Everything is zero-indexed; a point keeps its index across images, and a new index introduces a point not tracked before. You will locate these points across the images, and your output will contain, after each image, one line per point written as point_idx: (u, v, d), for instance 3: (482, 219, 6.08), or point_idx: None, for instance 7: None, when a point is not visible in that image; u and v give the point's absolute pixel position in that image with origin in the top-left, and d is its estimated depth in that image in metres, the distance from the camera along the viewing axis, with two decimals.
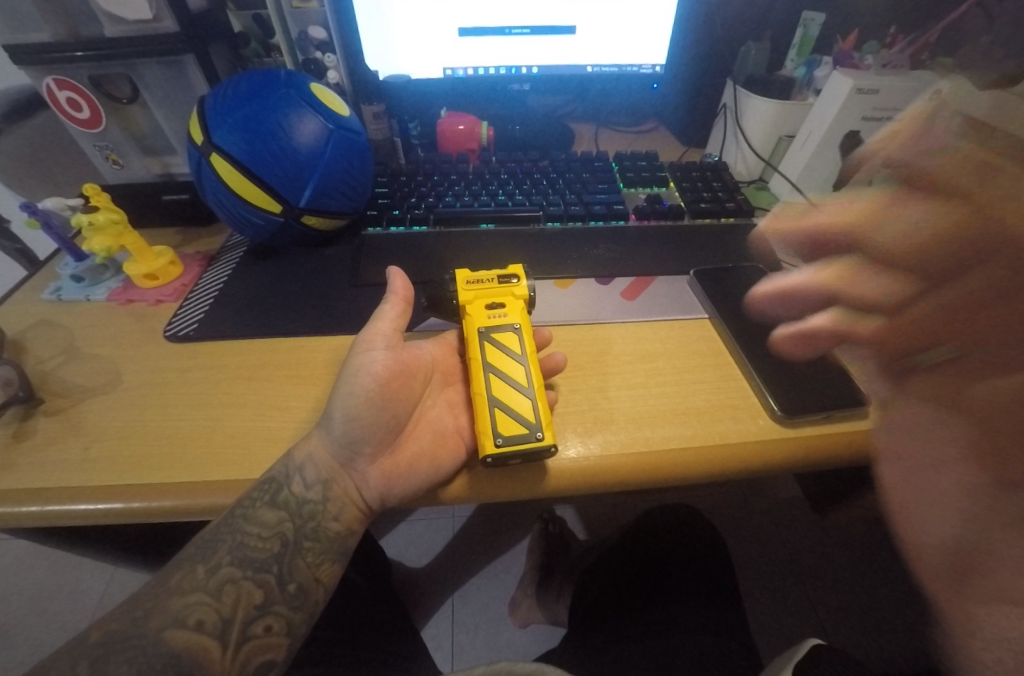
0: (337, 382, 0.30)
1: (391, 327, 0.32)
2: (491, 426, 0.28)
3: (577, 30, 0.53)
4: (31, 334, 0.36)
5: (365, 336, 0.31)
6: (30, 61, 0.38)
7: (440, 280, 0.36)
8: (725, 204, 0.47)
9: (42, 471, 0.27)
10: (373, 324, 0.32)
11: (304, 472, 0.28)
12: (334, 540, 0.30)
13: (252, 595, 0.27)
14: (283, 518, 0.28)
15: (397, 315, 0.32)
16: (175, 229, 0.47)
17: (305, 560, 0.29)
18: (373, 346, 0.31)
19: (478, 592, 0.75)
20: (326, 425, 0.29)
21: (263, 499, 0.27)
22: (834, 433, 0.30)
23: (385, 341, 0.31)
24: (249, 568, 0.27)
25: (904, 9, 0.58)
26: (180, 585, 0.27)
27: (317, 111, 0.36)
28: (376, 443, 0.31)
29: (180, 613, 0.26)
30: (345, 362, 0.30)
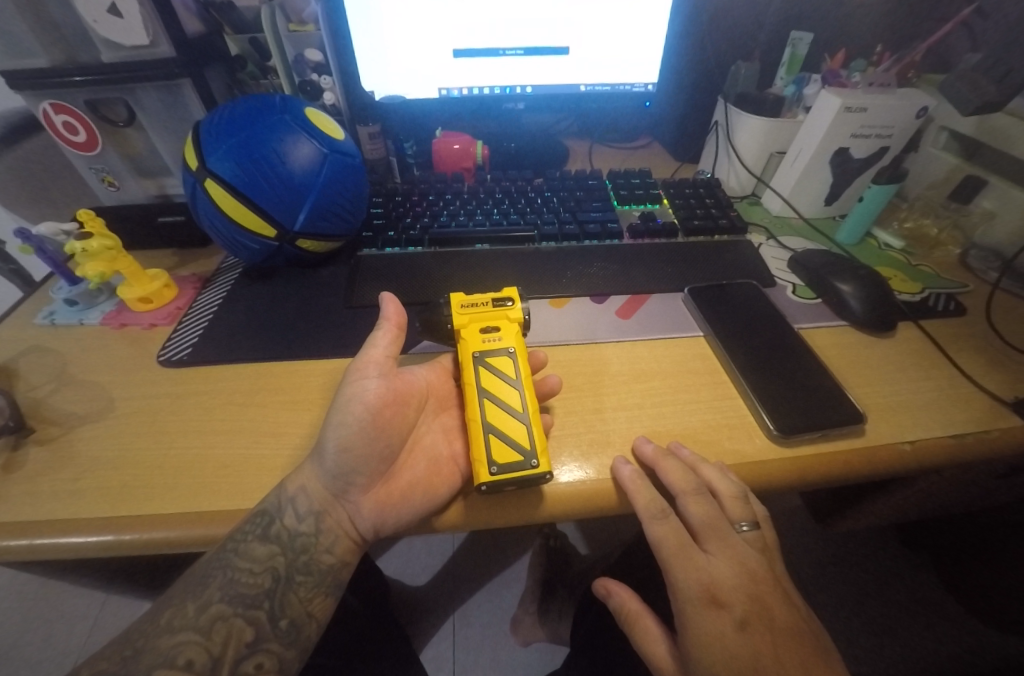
0: (330, 410, 0.29)
1: (385, 354, 0.32)
2: (486, 452, 0.28)
3: (570, 50, 0.54)
4: (23, 359, 0.36)
5: (359, 364, 0.31)
6: (27, 86, 0.38)
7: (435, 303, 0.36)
8: (719, 221, 0.48)
9: (31, 503, 0.27)
10: (366, 351, 0.31)
11: (297, 503, 0.28)
12: (327, 573, 0.29)
13: (244, 632, 0.27)
14: (275, 552, 0.28)
15: (392, 342, 0.32)
16: (171, 251, 0.47)
17: (298, 595, 0.28)
18: (368, 374, 0.30)
19: (478, 611, 0.74)
20: (319, 454, 0.29)
21: (255, 531, 0.27)
22: (831, 452, 0.30)
23: (380, 368, 0.31)
24: (240, 606, 0.27)
25: (889, 28, 0.59)
26: (172, 620, 0.26)
27: (312, 135, 0.37)
28: (369, 474, 0.30)
29: (171, 652, 0.25)
30: (338, 390, 0.30)
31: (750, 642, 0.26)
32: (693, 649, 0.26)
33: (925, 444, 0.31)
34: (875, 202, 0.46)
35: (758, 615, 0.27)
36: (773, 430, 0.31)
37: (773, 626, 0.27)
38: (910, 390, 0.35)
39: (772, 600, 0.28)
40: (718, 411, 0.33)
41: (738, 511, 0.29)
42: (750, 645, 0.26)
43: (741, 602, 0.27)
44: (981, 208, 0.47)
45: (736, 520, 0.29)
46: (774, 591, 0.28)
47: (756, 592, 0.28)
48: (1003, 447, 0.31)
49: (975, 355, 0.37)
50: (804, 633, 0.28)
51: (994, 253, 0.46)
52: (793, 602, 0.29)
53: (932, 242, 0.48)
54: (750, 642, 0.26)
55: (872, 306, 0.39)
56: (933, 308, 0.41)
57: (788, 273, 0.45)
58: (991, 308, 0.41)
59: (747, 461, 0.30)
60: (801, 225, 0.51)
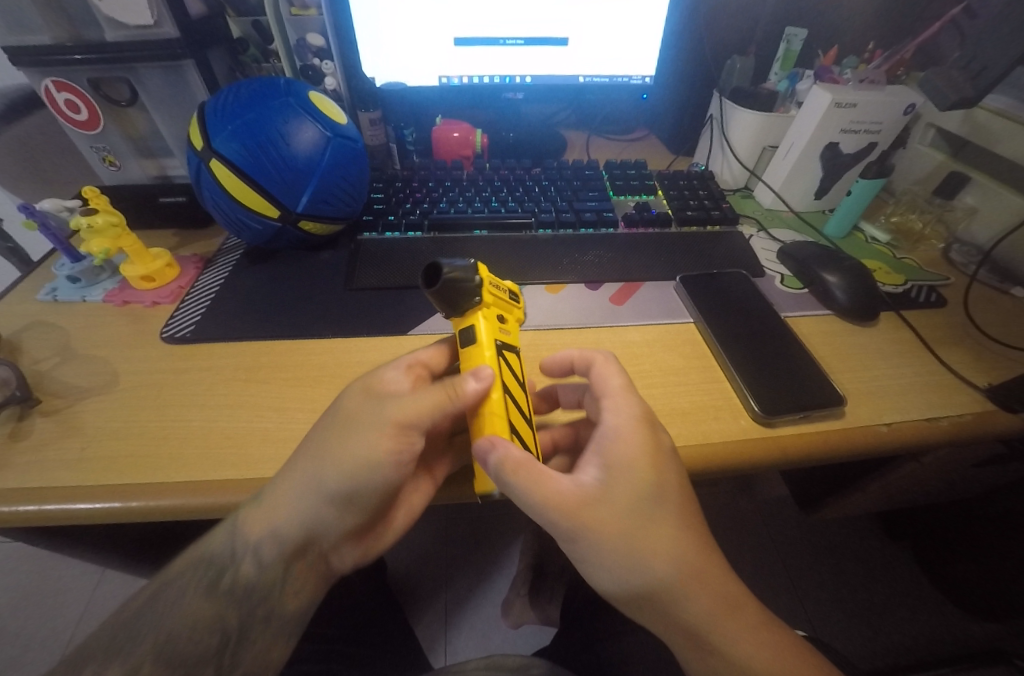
0: (337, 465, 0.26)
1: (413, 407, 0.26)
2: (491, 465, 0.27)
3: (569, 41, 0.54)
4: (27, 334, 0.36)
5: (384, 420, 0.26)
6: (29, 63, 0.38)
7: (438, 260, 0.26)
8: (711, 212, 0.49)
9: (39, 470, 0.28)
10: (385, 412, 0.26)
11: (247, 555, 0.28)
12: (315, 561, 0.31)
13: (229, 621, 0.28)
14: (220, 609, 0.28)
15: (431, 399, 0.26)
16: (172, 232, 0.47)
17: (252, 649, 0.29)
18: (391, 436, 0.26)
19: (471, 593, 0.75)
20: (314, 503, 0.27)
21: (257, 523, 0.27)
22: (812, 431, 0.31)
23: (403, 422, 0.26)
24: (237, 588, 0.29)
25: (879, 27, 0.60)
26: (175, 595, 0.29)
27: (315, 118, 0.37)
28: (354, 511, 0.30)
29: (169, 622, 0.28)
30: (350, 442, 0.26)
31: (609, 498, 0.25)
32: (569, 493, 0.25)
33: (900, 426, 0.32)
34: (863, 197, 0.48)
35: (642, 482, 0.26)
36: (757, 411, 0.32)
37: (655, 477, 0.26)
38: (889, 374, 0.36)
39: (675, 481, 0.27)
40: (706, 392, 0.34)
41: (628, 388, 0.29)
42: (610, 501, 0.25)
43: (619, 457, 0.26)
44: (964, 204, 0.49)
45: (630, 395, 0.29)
46: (664, 450, 0.27)
47: (662, 473, 0.26)
48: (974, 429, 0.33)
49: (953, 344, 0.39)
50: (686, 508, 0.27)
51: (976, 247, 0.47)
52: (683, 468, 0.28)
53: (917, 237, 0.49)
54: (612, 497, 0.25)
55: (857, 296, 0.40)
56: (916, 300, 0.43)
57: (777, 264, 0.46)
58: (969, 299, 0.43)
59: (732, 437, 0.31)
60: (793, 218, 0.53)
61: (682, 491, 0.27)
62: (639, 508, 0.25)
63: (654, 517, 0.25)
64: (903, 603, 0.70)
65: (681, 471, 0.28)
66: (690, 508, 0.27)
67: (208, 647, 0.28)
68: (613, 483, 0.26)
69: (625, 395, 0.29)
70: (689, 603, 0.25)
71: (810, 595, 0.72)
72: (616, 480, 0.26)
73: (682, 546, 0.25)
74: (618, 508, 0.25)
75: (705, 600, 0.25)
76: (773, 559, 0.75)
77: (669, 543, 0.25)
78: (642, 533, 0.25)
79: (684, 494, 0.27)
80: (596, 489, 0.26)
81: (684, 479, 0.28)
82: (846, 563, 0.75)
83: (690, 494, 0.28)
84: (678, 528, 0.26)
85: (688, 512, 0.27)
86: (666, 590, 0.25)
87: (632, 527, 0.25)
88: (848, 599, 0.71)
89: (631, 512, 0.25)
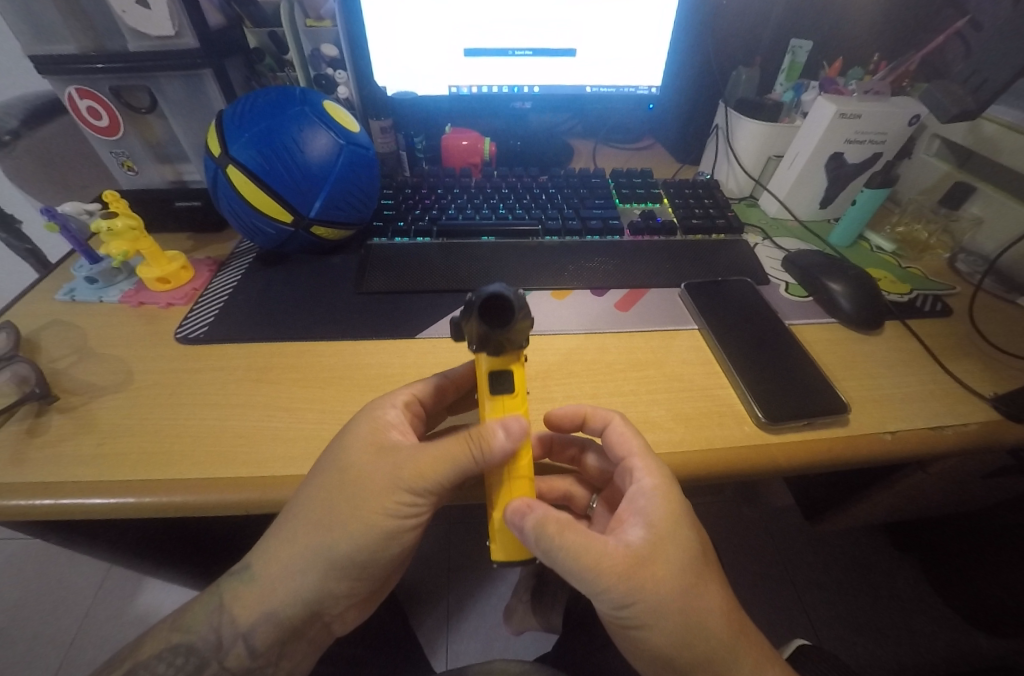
0: (349, 512, 0.27)
1: (432, 461, 0.27)
2: (505, 536, 0.28)
3: (576, 52, 0.55)
4: (45, 333, 0.37)
5: (401, 469, 0.27)
6: (55, 71, 0.40)
7: (494, 297, 0.23)
8: (716, 220, 0.49)
9: (55, 465, 0.28)
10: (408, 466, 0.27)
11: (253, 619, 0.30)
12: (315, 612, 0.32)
13: (226, 659, 0.30)
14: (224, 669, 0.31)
15: (451, 449, 0.26)
16: (187, 235, 0.49)
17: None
18: (406, 485, 0.27)
19: (473, 599, 0.75)
20: (326, 548, 0.28)
21: (275, 559, 0.29)
22: (815, 438, 0.32)
23: (422, 475, 0.27)
24: (240, 623, 0.30)
25: (884, 39, 0.61)
26: (195, 614, 0.31)
27: (329, 126, 0.38)
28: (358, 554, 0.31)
29: (181, 636, 0.31)
30: (366, 489, 0.27)
31: (655, 558, 0.26)
32: (617, 559, 0.25)
33: (905, 434, 0.32)
34: (868, 206, 0.48)
35: (680, 542, 0.27)
36: (761, 417, 0.32)
37: (689, 534, 0.27)
38: (894, 383, 0.36)
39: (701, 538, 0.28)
40: (710, 398, 0.34)
41: (651, 447, 0.30)
42: (656, 562, 0.26)
43: (659, 518, 0.27)
44: (969, 214, 0.49)
45: (654, 454, 0.29)
46: (689, 506, 0.29)
47: (693, 531, 0.28)
48: (980, 438, 0.33)
49: (959, 353, 0.39)
50: (712, 563, 0.28)
51: (982, 257, 0.47)
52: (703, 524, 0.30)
53: (922, 246, 0.49)
54: (657, 558, 0.26)
55: (862, 305, 0.40)
56: (921, 309, 0.43)
57: (782, 272, 0.47)
58: (975, 308, 0.43)
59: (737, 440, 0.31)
60: (798, 227, 0.53)
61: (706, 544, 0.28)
62: (682, 567, 0.26)
63: (695, 574, 0.26)
64: (910, 617, 0.69)
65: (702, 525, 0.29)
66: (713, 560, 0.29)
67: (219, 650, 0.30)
68: (656, 544, 0.26)
69: (651, 453, 0.29)
70: (726, 651, 0.27)
71: (816, 607, 0.71)
72: (659, 543, 0.26)
73: (718, 602, 0.27)
74: (668, 572, 0.25)
75: (740, 651, 0.27)
76: (778, 570, 0.75)
77: (705, 596, 0.26)
78: (687, 591, 0.26)
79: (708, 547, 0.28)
80: (645, 552, 0.26)
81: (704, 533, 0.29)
82: (852, 575, 0.74)
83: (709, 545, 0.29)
84: (713, 582, 0.27)
85: (713, 565, 0.28)
86: (710, 650, 0.26)
87: (678, 587, 0.26)
88: (855, 613, 0.70)
89: (676, 574, 0.26)
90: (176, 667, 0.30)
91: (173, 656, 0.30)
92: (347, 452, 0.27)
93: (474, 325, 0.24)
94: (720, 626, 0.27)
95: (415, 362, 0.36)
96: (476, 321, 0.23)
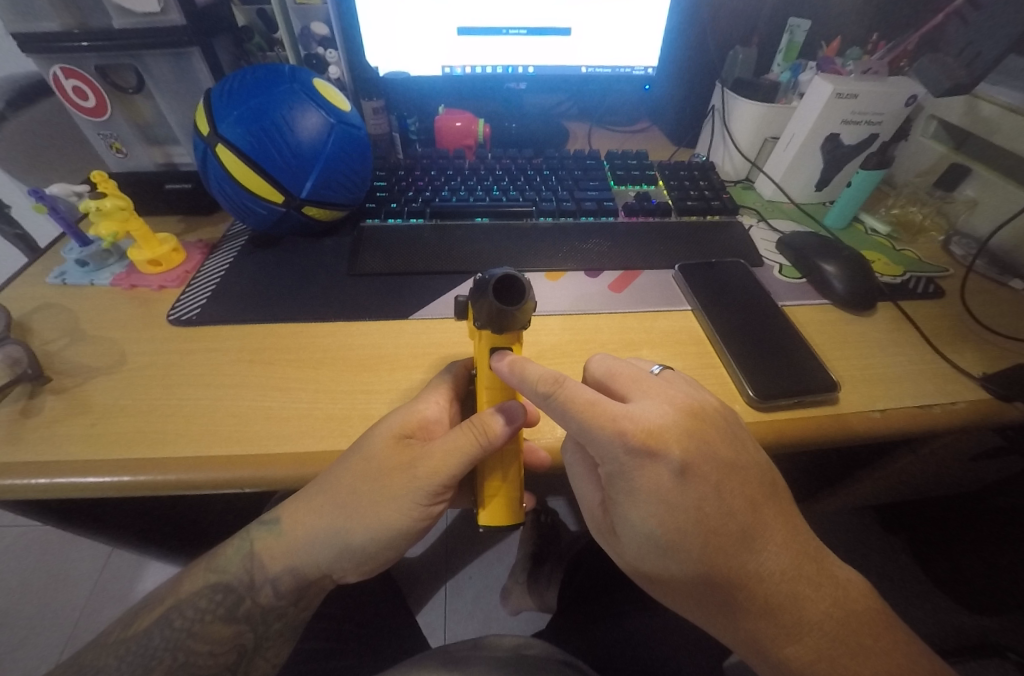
0: (366, 503, 0.29)
1: (445, 457, 0.28)
2: (492, 503, 0.30)
3: (572, 31, 0.54)
4: (36, 316, 0.37)
5: (421, 464, 0.28)
6: (37, 49, 0.39)
7: (513, 278, 0.24)
8: (711, 202, 0.49)
9: (50, 444, 0.28)
10: (429, 453, 0.28)
11: (263, 585, 0.32)
12: (326, 589, 0.34)
13: (259, 596, 0.32)
14: (230, 638, 0.32)
15: (457, 442, 0.28)
16: (178, 218, 0.48)
17: (264, 658, 0.34)
18: (421, 478, 0.28)
19: (470, 581, 0.76)
20: (343, 528, 0.30)
21: (300, 522, 0.31)
22: (805, 416, 0.32)
23: (439, 475, 0.28)
24: (269, 575, 0.32)
25: (883, 18, 0.60)
26: (228, 556, 0.33)
27: (319, 105, 0.38)
28: (362, 560, 0.32)
29: (217, 579, 0.32)
30: (384, 484, 0.28)
31: (627, 511, 0.27)
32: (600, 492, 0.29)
33: (894, 412, 0.33)
34: (863, 188, 0.48)
35: (648, 506, 0.25)
36: (751, 395, 0.32)
37: (662, 501, 0.25)
38: (884, 363, 0.37)
39: (699, 506, 0.25)
40: (702, 377, 0.35)
41: (602, 413, 0.24)
42: (627, 513, 0.27)
43: (623, 481, 0.26)
44: (964, 196, 0.49)
45: (598, 425, 0.24)
46: (667, 479, 0.25)
47: (669, 502, 0.25)
48: (969, 416, 0.33)
49: (951, 335, 0.39)
50: (721, 523, 0.25)
51: (975, 239, 0.47)
52: (709, 481, 0.25)
53: (916, 228, 0.49)
54: (628, 511, 0.27)
55: (854, 286, 0.40)
56: (913, 291, 0.43)
57: (776, 254, 0.47)
58: (967, 290, 0.43)
59: (724, 403, 0.29)
60: (793, 209, 0.53)
61: (709, 510, 0.25)
62: (654, 524, 0.26)
63: (672, 535, 0.26)
64: None
65: (709, 492, 0.25)
66: (729, 525, 0.26)
67: (220, 607, 0.32)
68: (628, 503, 0.26)
69: (591, 424, 0.24)
70: (726, 593, 0.27)
71: None
72: (629, 501, 0.26)
73: (713, 556, 0.26)
74: (636, 535, 0.27)
75: (763, 608, 0.27)
76: None
77: (694, 553, 0.26)
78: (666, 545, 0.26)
79: (715, 512, 0.25)
80: (616, 502, 0.27)
81: (710, 499, 0.25)
82: None
83: (727, 508, 0.26)
84: (707, 543, 0.25)
85: (720, 530, 0.25)
86: (720, 597, 0.27)
87: (650, 537, 0.26)
88: None
89: (646, 528, 0.26)
90: (176, 639, 0.31)
91: (185, 608, 0.32)
92: (372, 447, 0.28)
93: (487, 303, 0.24)
94: (723, 576, 0.26)
95: (408, 342, 0.36)
96: (490, 299, 0.24)
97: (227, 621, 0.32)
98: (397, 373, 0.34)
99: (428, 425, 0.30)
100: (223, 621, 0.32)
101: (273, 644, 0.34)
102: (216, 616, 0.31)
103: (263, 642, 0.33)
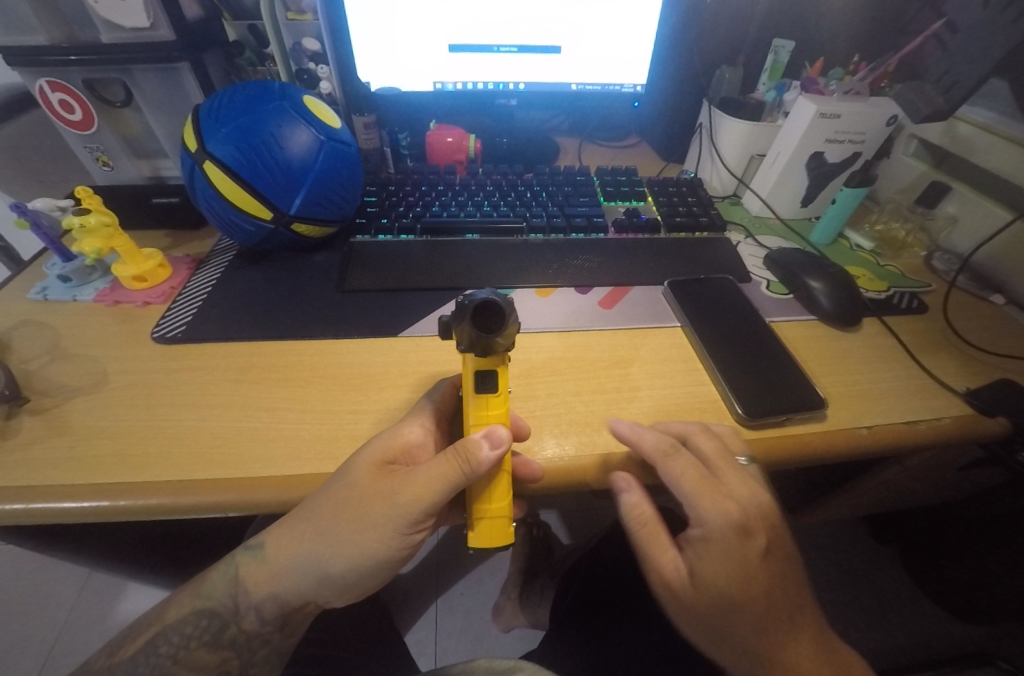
0: (351, 530, 0.28)
1: (427, 483, 0.27)
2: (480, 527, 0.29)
3: (562, 49, 0.55)
4: (17, 333, 0.36)
5: (405, 491, 0.27)
6: (25, 63, 0.38)
7: (489, 302, 0.24)
8: (700, 218, 0.50)
9: (26, 468, 0.28)
10: (415, 478, 0.27)
11: (246, 611, 0.31)
12: (310, 613, 0.34)
13: (243, 622, 0.31)
14: (212, 667, 0.31)
15: (441, 469, 0.27)
16: (165, 232, 0.48)
17: None
18: (405, 505, 0.28)
19: (462, 597, 0.75)
20: (324, 555, 0.29)
21: (282, 548, 0.30)
22: (794, 434, 0.32)
23: (423, 502, 0.28)
24: (252, 600, 0.31)
25: (862, 40, 0.62)
26: (214, 581, 0.32)
27: (309, 122, 0.38)
28: (343, 589, 0.31)
29: (202, 602, 0.31)
30: (368, 511, 0.28)
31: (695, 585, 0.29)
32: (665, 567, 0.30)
33: (881, 429, 0.33)
34: (846, 206, 0.48)
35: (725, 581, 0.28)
36: (740, 413, 0.33)
37: (737, 580, 0.28)
38: (871, 379, 0.37)
39: (763, 581, 0.28)
40: (692, 395, 0.35)
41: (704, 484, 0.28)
42: (694, 588, 0.29)
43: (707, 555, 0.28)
44: (944, 213, 0.50)
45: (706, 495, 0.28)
46: (751, 556, 0.28)
47: (744, 575, 0.28)
48: (954, 433, 0.34)
49: (934, 351, 0.40)
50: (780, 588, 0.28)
51: (956, 254, 0.49)
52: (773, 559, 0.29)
53: (900, 244, 0.50)
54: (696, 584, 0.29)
55: (840, 302, 0.41)
56: (898, 306, 0.44)
57: (763, 270, 0.47)
58: (949, 306, 0.44)
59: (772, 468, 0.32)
60: (780, 226, 0.54)
61: (771, 587, 0.28)
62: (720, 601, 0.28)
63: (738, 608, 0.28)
64: None
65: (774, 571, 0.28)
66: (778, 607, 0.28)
67: (203, 634, 0.31)
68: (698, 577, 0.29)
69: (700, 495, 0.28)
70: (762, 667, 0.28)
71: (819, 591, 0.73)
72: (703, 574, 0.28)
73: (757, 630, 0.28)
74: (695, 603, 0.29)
75: None
76: None
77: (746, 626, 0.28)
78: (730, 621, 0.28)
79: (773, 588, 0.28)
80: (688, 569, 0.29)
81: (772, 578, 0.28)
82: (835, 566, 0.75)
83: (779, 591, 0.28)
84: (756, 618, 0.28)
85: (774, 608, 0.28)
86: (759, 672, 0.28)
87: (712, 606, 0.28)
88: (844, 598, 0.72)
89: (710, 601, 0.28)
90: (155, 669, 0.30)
91: (165, 636, 0.31)
92: (355, 475, 0.27)
93: (466, 329, 0.24)
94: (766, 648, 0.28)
95: (398, 360, 0.36)
96: (468, 325, 0.24)
97: (213, 646, 0.31)
98: (385, 392, 0.33)
99: (411, 448, 0.30)
100: (208, 647, 0.31)
101: (260, 667, 0.33)
102: (201, 643, 0.31)
103: (250, 668, 0.33)
